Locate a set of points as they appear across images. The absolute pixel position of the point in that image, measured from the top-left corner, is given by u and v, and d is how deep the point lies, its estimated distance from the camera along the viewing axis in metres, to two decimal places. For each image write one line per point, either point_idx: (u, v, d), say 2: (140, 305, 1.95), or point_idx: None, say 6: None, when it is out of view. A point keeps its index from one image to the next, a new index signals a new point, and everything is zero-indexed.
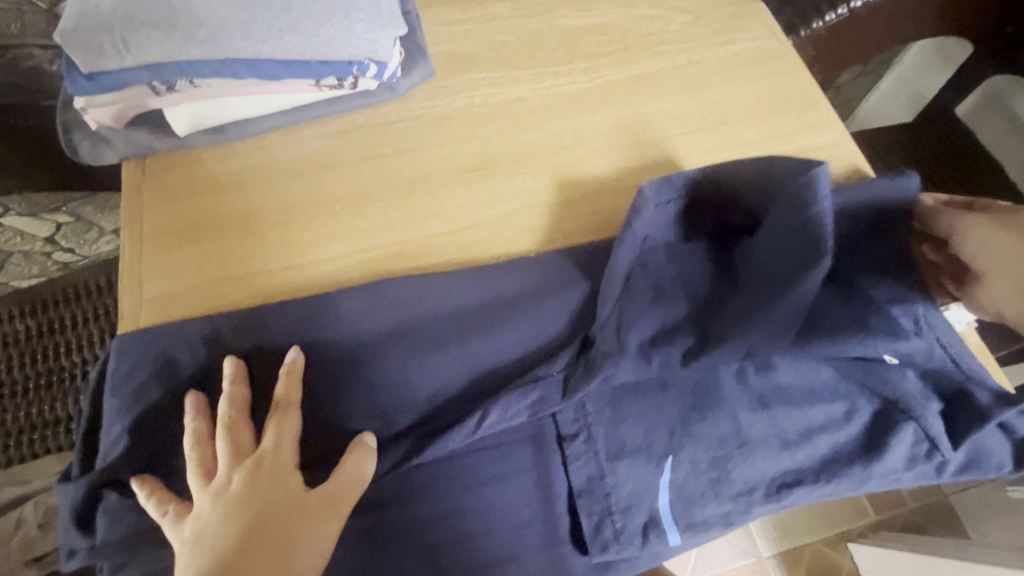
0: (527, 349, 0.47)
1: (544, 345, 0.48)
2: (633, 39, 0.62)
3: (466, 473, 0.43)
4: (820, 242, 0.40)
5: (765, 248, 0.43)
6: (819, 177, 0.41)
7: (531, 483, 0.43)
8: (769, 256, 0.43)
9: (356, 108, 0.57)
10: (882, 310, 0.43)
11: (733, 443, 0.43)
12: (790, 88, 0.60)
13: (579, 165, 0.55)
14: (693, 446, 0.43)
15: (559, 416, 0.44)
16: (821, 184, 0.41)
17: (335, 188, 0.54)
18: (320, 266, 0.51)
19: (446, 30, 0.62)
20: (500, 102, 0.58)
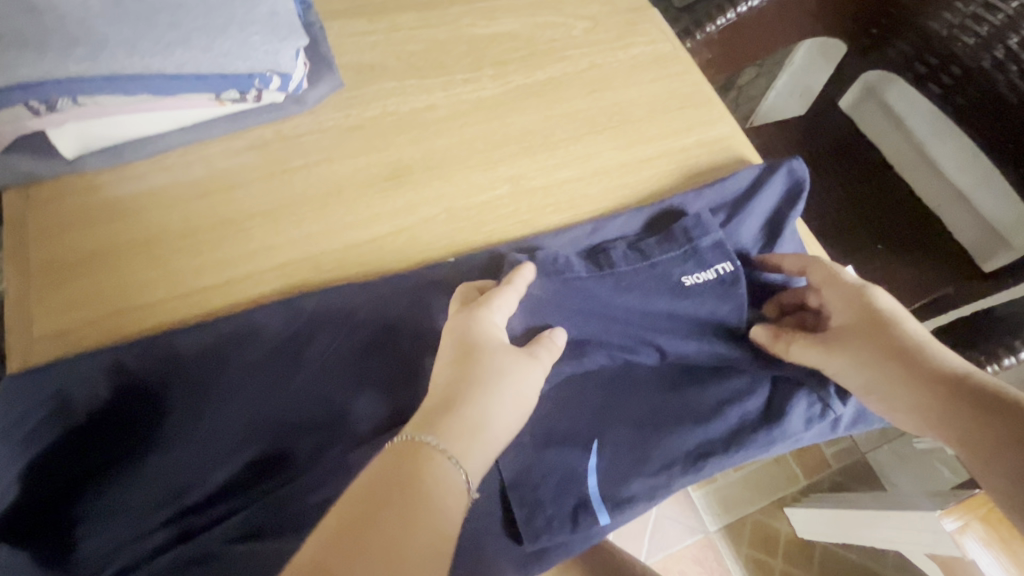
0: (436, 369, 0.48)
1: None
2: (536, 45, 0.65)
3: None
4: (737, 208, 0.53)
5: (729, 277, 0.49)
6: (763, 179, 0.55)
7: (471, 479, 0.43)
8: (703, 247, 0.50)
9: (264, 123, 0.56)
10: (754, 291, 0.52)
11: (701, 418, 0.47)
12: (684, 87, 0.64)
13: (494, 168, 0.57)
14: (629, 435, 0.45)
15: None
16: (767, 180, 0.54)
17: (247, 205, 0.53)
18: (235, 284, 0.49)
19: (353, 41, 0.62)
20: (411, 111, 0.59)
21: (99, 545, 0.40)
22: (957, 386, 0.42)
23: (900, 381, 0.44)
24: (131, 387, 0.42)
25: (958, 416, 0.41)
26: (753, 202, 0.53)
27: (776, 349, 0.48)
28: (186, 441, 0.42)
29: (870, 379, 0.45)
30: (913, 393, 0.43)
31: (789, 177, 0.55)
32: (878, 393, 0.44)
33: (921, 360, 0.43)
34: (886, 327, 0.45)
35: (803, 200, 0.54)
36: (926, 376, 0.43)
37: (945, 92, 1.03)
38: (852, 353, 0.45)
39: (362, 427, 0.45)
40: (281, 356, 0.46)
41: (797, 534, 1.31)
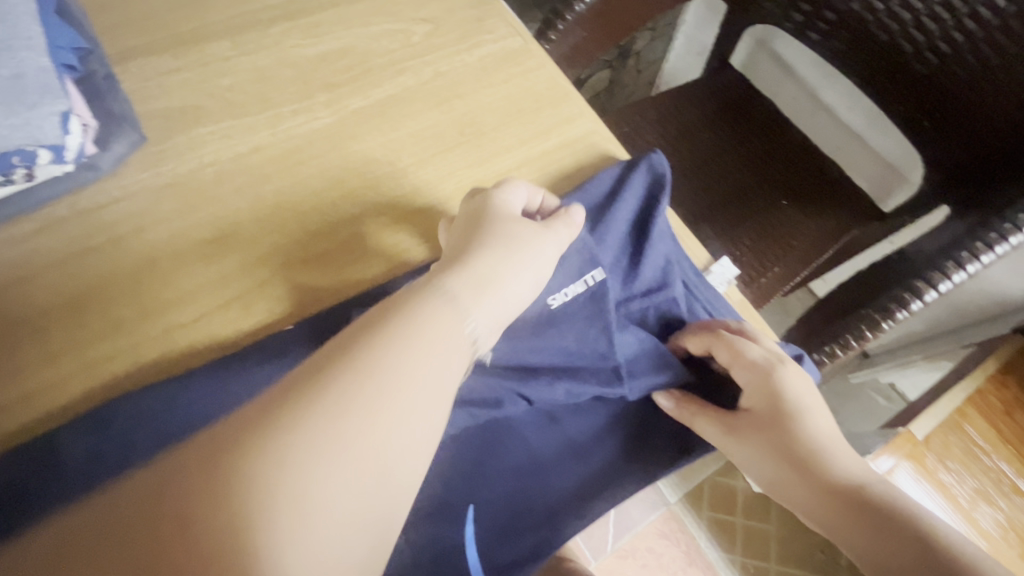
0: None
1: None
2: (373, 59, 0.59)
3: None
4: (602, 215, 0.50)
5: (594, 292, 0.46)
6: (627, 179, 0.51)
7: None
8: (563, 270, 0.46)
9: (53, 198, 0.48)
10: (630, 303, 0.48)
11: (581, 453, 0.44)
12: (540, 84, 0.60)
13: (335, 209, 0.51)
14: (507, 490, 0.42)
15: None
16: (631, 179, 0.51)
17: (41, 301, 0.45)
18: (36, 398, 0.42)
19: (157, 84, 0.54)
20: (234, 156, 0.52)
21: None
22: (852, 497, 0.41)
23: (795, 483, 0.43)
24: None
25: (850, 530, 0.40)
26: (617, 205, 0.50)
27: (680, 418, 0.46)
28: None
29: (771, 472, 0.44)
30: (809, 489, 0.42)
31: (653, 172, 0.52)
32: (778, 487, 0.44)
33: (817, 467, 0.42)
34: (787, 424, 0.43)
35: (670, 195, 0.51)
36: (822, 485, 0.42)
37: (824, 36, 1.00)
38: (754, 450, 0.44)
39: None
40: (92, 482, 0.39)
41: (753, 489, 1.34)
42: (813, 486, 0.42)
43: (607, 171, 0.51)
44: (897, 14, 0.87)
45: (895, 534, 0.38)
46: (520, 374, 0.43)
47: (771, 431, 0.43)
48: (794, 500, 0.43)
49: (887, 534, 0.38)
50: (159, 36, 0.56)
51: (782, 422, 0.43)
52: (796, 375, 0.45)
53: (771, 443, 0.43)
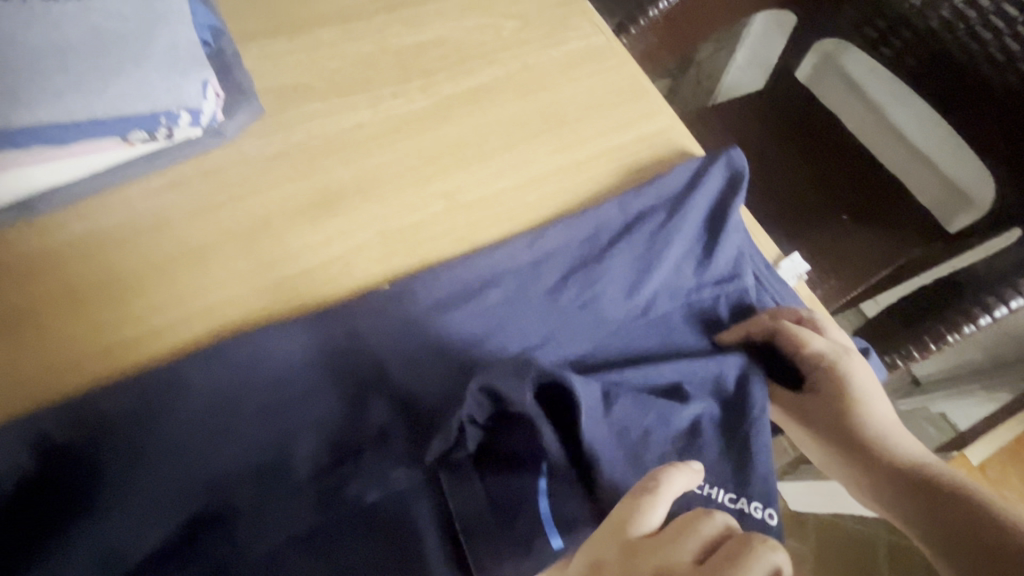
0: (381, 402, 0.45)
1: (389, 391, 0.46)
2: (466, 50, 0.63)
3: (356, 539, 0.42)
4: (680, 204, 0.52)
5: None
6: (705, 172, 0.53)
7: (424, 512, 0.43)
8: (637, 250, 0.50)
9: (183, 159, 0.53)
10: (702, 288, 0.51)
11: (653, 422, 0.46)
12: (621, 80, 0.62)
13: (428, 184, 0.55)
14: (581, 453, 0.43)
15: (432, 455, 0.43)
16: (710, 172, 0.53)
17: (171, 248, 0.50)
18: (163, 333, 0.47)
19: (273, 63, 0.60)
20: (339, 131, 0.57)
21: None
22: (912, 477, 0.45)
23: (856, 462, 0.47)
24: (57, 454, 0.40)
25: (906, 506, 0.44)
26: (695, 196, 0.52)
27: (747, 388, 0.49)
28: (118, 503, 0.40)
29: (832, 452, 0.48)
30: (871, 469, 0.46)
31: (732, 167, 0.54)
32: (836, 465, 0.48)
33: (876, 449, 0.46)
34: (848, 408, 0.47)
35: (746, 190, 0.53)
36: (878, 464, 0.46)
37: (896, 54, 1.01)
38: (814, 428, 0.49)
39: (302, 471, 0.43)
40: (215, 406, 0.44)
41: (790, 507, 1.32)
42: (875, 466, 0.46)
43: (688, 164, 0.54)
44: (981, 33, 0.88)
45: (954, 508, 0.42)
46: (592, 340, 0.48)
47: (835, 414, 0.48)
48: (853, 478, 0.47)
49: (942, 508, 0.42)
50: (276, 21, 0.62)
51: (846, 405, 0.47)
52: (858, 367, 0.48)
53: (833, 424, 0.48)
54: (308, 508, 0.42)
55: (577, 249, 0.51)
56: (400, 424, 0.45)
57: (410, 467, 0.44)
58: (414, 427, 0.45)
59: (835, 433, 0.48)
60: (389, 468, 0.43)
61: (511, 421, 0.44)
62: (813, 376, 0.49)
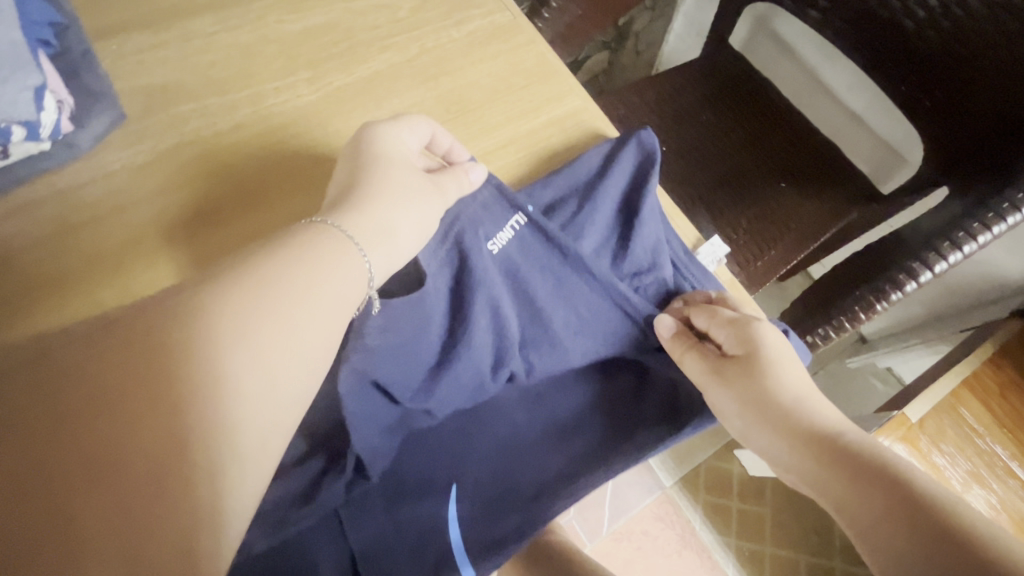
0: None
1: None
2: (358, 35, 0.57)
3: None
4: (590, 193, 0.49)
5: (575, 281, 0.45)
6: (617, 155, 0.50)
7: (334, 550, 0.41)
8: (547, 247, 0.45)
9: (32, 177, 0.47)
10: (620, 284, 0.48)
11: (566, 436, 0.44)
12: (529, 60, 0.58)
13: (319, 188, 0.50)
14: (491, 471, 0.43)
15: (331, 493, 0.40)
16: (620, 155, 0.50)
17: (24, 280, 0.45)
18: None
19: (137, 61, 0.53)
20: (216, 134, 0.51)
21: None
22: (832, 444, 0.39)
23: (775, 430, 0.42)
24: None
25: (826, 474, 0.39)
26: (606, 182, 0.49)
27: (672, 352, 0.45)
28: None
29: (749, 421, 0.43)
30: (790, 437, 0.41)
31: (643, 148, 0.50)
32: (754, 435, 0.43)
33: (797, 416, 0.41)
34: (766, 377, 0.42)
35: (658, 173, 0.50)
36: (799, 432, 0.41)
37: (823, 15, 0.99)
38: (733, 397, 0.43)
39: None
40: None
41: (748, 473, 1.35)
42: (794, 432, 0.41)
43: (597, 148, 0.50)
44: None
45: (873, 476, 0.36)
46: (503, 349, 0.44)
47: (752, 382, 0.42)
48: (771, 448, 0.42)
49: (862, 477, 0.37)
50: (139, 12, 0.55)
51: (760, 369, 0.43)
52: (777, 332, 0.44)
53: (750, 391, 0.42)
54: None
55: None
56: (294, 460, 0.41)
57: (303, 505, 0.39)
58: (311, 457, 0.41)
59: (753, 401, 0.42)
60: (282, 515, 0.39)
61: (418, 447, 0.44)
62: (727, 342, 0.44)
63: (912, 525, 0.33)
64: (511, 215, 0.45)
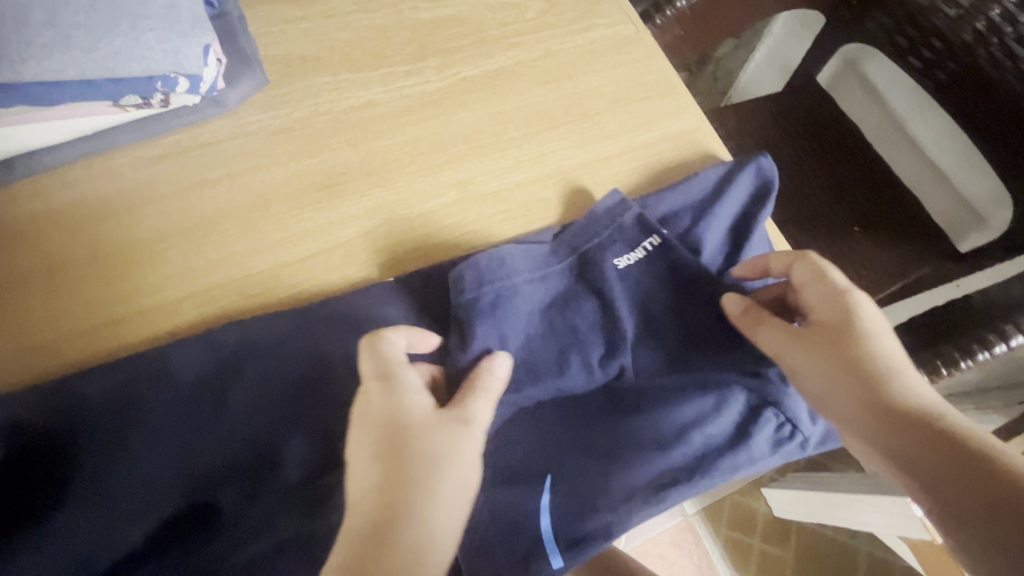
0: None
1: None
2: (487, 30, 0.59)
3: None
4: (703, 210, 0.50)
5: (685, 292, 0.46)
6: (735, 177, 0.51)
7: None
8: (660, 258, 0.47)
9: (177, 128, 0.49)
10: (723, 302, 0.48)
11: (663, 446, 0.44)
12: (649, 74, 0.59)
13: (440, 172, 0.52)
14: (585, 467, 0.43)
15: None
16: (738, 178, 0.51)
17: (159, 223, 0.47)
18: (149, 315, 0.44)
19: (280, 31, 0.56)
20: (347, 108, 0.53)
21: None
22: (923, 426, 0.38)
23: (857, 403, 0.39)
24: (33, 443, 0.38)
25: (911, 453, 0.37)
26: (721, 202, 0.50)
27: (744, 324, 0.44)
28: (91, 501, 0.37)
29: (832, 388, 0.40)
30: (875, 413, 0.39)
31: (761, 175, 0.51)
32: (836, 408, 0.40)
33: (874, 380, 0.40)
34: (857, 344, 0.41)
35: (774, 201, 0.51)
36: (871, 386, 0.39)
37: (925, 66, 0.98)
38: (797, 353, 0.42)
39: (293, 477, 0.40)
40: (201, 397, 0.41)
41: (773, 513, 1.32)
42: (885, 408, 0.39)
43: (716, 167, 0.51)
44: (1012, 51, 0.85)
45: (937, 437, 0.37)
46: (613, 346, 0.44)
47: (838, 348, 0.41)
48: (848, 422, 0.40)
49: (943, 457, 0.36)
50: None
51: (851, 337, 0.41)
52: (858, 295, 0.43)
53: (833, 352, 0.41)
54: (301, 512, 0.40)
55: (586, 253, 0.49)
56: None
57: None
58: None
59: (833, 364, 0.41)
60: None
61: (515, 434, 0.43)
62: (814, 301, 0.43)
63: (967, 481, 0.35)
64: (635, 227, 0.47)
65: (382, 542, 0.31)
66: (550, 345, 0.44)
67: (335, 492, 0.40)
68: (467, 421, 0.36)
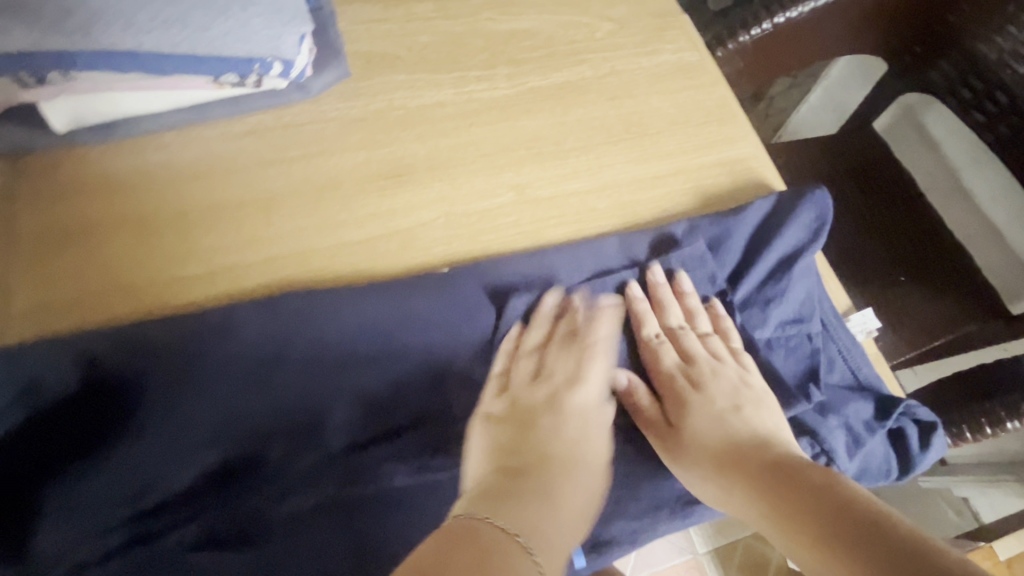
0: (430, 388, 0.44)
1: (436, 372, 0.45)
2: (557, 46, 0.62)
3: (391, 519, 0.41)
4: (752, 242, 0.51)
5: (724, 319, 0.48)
6: (789, 211, 0.52)
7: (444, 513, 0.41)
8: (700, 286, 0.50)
9: (263, 108, 0.53)
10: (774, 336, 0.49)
11: None
12: (711, 100, 0.61)
13: (500, 173, 0.54)
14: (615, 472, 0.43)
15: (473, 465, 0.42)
16: (791, 210, 0.52)
17: (237, 193, 0.50)
18: (221, 275, 0.47)
19: (365, 29, 0.59)
20: (419, 106, 0.56)
21: (55, 530, 0.38)
22: (778, 478, 0.38)
23: (716, 478, 0.41)
24: (103, 376, 0.41)
25: (772, 509, 0.37)
26: (772, 232, 0.51)
27: (625, 401, 0.45)
28: (151, 436, 0.40)
29: (695, 468, 0.42)
30: (740, 483, 0.39)
31: (813, 208, 0.52)
32: (705, 480, 0.41)
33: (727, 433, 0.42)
34: (694, 412, 0.44)
35: (825, 236, 0.51)
36: (758, 468, 0.39)
37: (988, 121, 0.97)
38: (706, 471, 0.41)
39: (336, 441, 0.42)
40: (260, 354, 0.43)
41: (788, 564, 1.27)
42: (740, 477, 0.40)
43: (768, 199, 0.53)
44: None
45: (808, 492, 0.36)
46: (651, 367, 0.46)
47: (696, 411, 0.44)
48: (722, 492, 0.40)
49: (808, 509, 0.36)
50: None
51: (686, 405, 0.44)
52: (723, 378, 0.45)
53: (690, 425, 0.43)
54: (344, 475, 0.41)
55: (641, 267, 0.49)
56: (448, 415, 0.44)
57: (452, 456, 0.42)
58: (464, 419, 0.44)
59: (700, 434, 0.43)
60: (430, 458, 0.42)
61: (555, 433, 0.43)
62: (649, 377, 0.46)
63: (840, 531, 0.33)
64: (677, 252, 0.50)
65: (517, 474, 0.38)
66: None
67: (372, 462, 0.42)
68: (584, 351, 0.46)
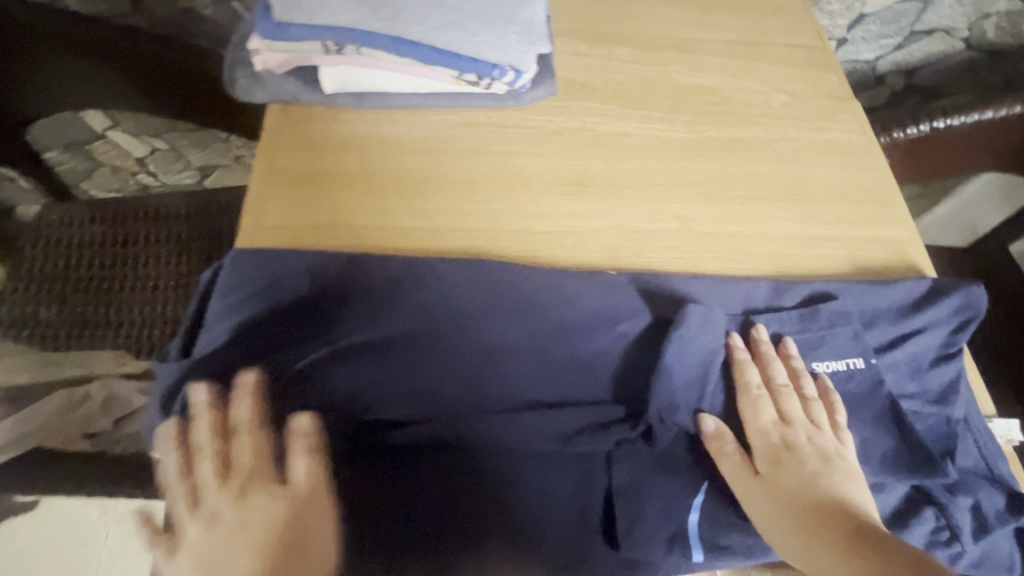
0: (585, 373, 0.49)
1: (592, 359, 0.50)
2: (735, 105, 0.68)
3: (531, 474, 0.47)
4: (903, 316, 0.54)
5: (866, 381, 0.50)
6: (942, 297, 0.54)
7: (576, 483, 0.47)
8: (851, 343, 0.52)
9: (481, 107, 0.62)
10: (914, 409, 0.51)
11: None
12: (872, 181, 0.64)
13: (669, 203, 0.60)
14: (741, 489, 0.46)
15: (614, 450, 0.47)
16: (944, 297, 0.54)
17: (449, 170, 0.59)
18: (425, 233, 0.55)
19: (571, 60, 0.69)
20: (607, 132, 0.64)
21: (268, 405, 0.46)
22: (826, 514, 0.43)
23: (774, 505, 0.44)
24: (327, 292, 0.50)
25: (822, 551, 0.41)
26: (922, 313, 0.53)
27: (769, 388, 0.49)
28: (355, 348, 0.48)
29: (757, 499, 0.45)
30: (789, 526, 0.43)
31: (966, 300, 0.54)
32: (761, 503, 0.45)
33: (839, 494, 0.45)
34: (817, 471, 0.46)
35: (971, 331, 0.54)
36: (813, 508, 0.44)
37: None
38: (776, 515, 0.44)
39: (500, 393, 0.48)
40: (450, 304, 0.50)
41: None
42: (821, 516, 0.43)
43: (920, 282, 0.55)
44: None
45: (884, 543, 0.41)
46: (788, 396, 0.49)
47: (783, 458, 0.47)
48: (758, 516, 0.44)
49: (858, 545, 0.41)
50: (585, 29, 0.72)
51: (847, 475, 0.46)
52: (821, 442, 0.47)
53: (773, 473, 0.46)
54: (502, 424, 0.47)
55: (791, 312, 0.53)
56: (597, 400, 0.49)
57: (596, 435, 0.47)
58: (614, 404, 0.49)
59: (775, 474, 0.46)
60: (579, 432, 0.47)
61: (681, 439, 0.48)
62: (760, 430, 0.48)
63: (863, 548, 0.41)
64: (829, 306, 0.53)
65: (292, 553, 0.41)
66: (723, 381, 0.51)
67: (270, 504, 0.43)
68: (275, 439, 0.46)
